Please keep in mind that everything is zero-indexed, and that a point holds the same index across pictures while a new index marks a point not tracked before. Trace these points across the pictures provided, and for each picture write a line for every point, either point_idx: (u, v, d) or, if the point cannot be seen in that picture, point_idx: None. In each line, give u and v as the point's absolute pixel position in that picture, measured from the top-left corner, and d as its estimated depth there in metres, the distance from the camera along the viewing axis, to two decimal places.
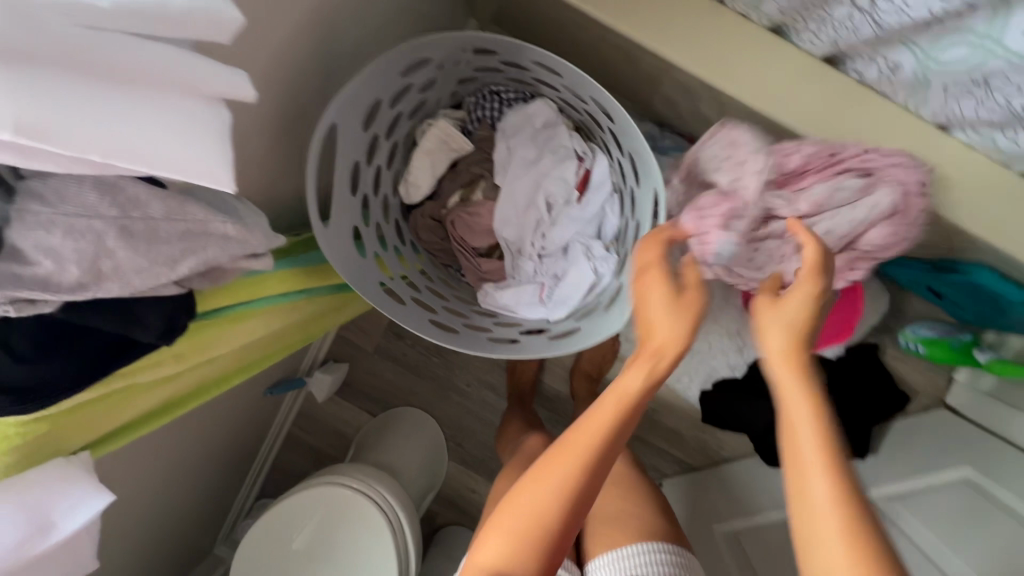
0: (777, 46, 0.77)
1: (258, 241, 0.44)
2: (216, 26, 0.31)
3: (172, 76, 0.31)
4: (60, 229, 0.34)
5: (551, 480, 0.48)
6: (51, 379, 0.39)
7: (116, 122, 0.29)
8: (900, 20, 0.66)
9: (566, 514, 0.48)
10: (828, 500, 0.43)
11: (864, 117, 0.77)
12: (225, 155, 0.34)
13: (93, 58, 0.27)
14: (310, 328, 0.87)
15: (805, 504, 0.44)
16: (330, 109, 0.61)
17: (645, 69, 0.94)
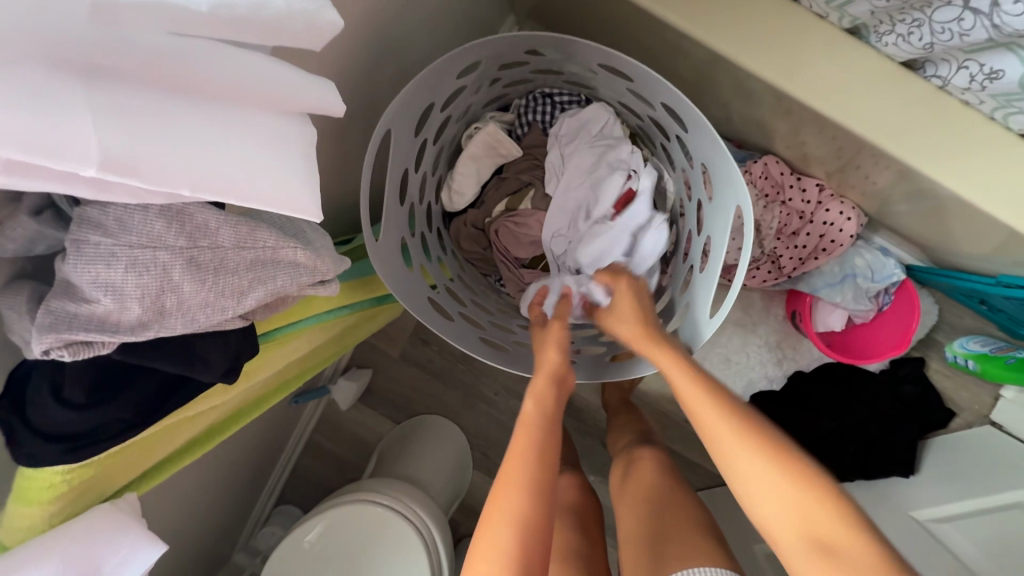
0: (854, 48, 0.72)
1: (328, 267, 0.39)
2: (311, 31, 0.27)
3: (259, 89, 0.27)
4: (123, 263, 0.30)
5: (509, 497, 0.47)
6: (105, 424, 0.35)
7: (203, 147, 0.24)
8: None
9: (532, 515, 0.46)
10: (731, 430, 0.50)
11: (945, 127, 0.72)
12: (311, 180, 0.29)
13: (180, 71, 0.23)
14: (345, 340, 0.83)
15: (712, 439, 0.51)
16: (387, 114, 0.56)
17: (700, 71, 0.89)
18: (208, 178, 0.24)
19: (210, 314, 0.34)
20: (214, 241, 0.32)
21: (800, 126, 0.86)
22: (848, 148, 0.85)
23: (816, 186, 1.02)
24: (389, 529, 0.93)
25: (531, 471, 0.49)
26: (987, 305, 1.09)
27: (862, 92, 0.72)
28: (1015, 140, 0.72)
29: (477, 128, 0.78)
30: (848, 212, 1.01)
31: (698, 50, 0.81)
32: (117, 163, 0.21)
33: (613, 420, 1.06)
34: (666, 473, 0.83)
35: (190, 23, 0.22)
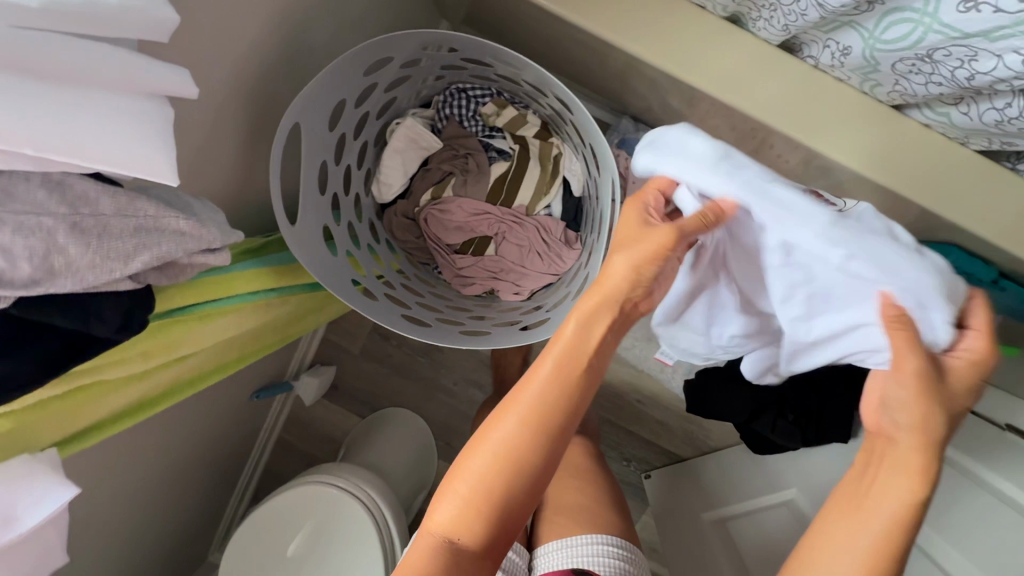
0: (735, 35, 0.78)
1: (214, 236, 0.45)
2: (153, 25, 0.33)
3: (109, 75, 0.33)
4: (10, 227, 0.36)
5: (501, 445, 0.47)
6: (15, 376, 0.40)
7: (54, 120, 0.30)
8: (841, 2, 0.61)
9: (519, 476, 0.47)
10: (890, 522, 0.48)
11: (824, 103, 0.78)
12: (168, 149, 0.36)
13: (25, 57, 0.29)
14: (289, 329, 0.88)
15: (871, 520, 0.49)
16: (292, 108, 0.62)
17: (611, 64, 0.96)
18: (55, 143, 0.30)
19: (99, 274, 0.40)
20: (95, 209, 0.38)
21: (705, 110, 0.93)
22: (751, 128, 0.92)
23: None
24: (342, 509, 0.98)
25: (511, 445, 0.47)
26: None
27: (746, 74, 0.78)
28: (887, 111, 0.78)
29: (399, 124, 0.84)
30: None
31: (603, 44, 0.88)
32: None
33: None
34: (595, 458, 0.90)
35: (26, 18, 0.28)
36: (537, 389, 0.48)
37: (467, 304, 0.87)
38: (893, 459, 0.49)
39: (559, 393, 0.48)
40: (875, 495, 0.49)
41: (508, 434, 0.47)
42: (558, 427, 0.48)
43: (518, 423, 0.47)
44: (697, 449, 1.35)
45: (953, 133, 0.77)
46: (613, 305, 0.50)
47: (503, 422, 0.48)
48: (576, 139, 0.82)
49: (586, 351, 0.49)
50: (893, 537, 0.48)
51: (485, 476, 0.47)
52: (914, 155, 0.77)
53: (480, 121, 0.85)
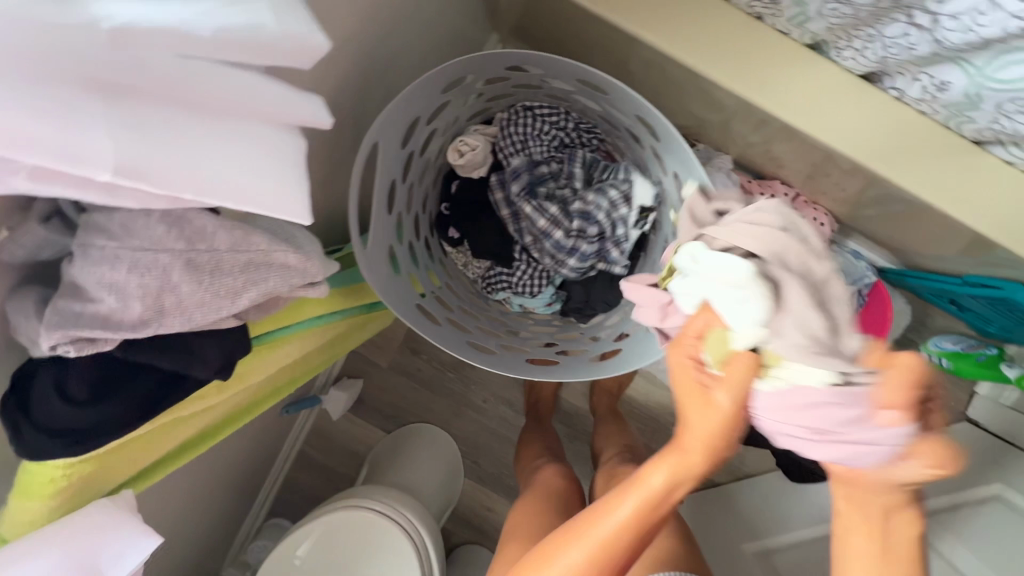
0: (815, 62, 0.76)
1: (318, 269, 0.42)
2: (303, 52, 0.30)
3: (256, 105, 0.30)
4: (127, 264, 0.32)
5: (568, 550, 0.53)
6: (108, 419, 0.37)
7: (212, 164, 0.28)
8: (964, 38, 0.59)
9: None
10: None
11: (906, 135, 0.76)
12: (299, 184, 0.32)
13: (182, 88, 0.26)
14: (336, 348, 0.84)
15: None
16: (374, 127, 0.59)
17: (673, 85, 0.93)
18: (213, 186, 0.28)
19: (206, 312, 0.36)
20: (211, 244, 0.35)
21: (771, 135, 0.91)
22: (816, 157, 0.90)
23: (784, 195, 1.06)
24: (379, 534, 0.94)
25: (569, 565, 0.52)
26: (957, 305, 1.13)
27: (825, 103, 0.76)
28: (968, 146, 0.76)
29: (462, 140, 0.81)
30: (820, 217, 1.05)
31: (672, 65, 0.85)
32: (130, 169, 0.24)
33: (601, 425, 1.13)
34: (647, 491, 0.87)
35: (187, 46, 0.24)
36: (599, 546, 0.52)
37: (539, 333, 0.86)
38: (853, 502, 0.51)
39: (628, 539, 0.52)
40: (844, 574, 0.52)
41: (577, 559, 0.52)
42: (631, 549, 0.52)
43: (576, 557, 0.52)
44: (731, 475, 1.32)
45: None
46: (699, 457, 0.52)
47: (569, 550, 0.52)
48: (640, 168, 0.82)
49: (658, 507, 0.53)
50: (885, 573, 0.50)
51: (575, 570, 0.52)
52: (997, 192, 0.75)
53: (545, 141, 0.82)
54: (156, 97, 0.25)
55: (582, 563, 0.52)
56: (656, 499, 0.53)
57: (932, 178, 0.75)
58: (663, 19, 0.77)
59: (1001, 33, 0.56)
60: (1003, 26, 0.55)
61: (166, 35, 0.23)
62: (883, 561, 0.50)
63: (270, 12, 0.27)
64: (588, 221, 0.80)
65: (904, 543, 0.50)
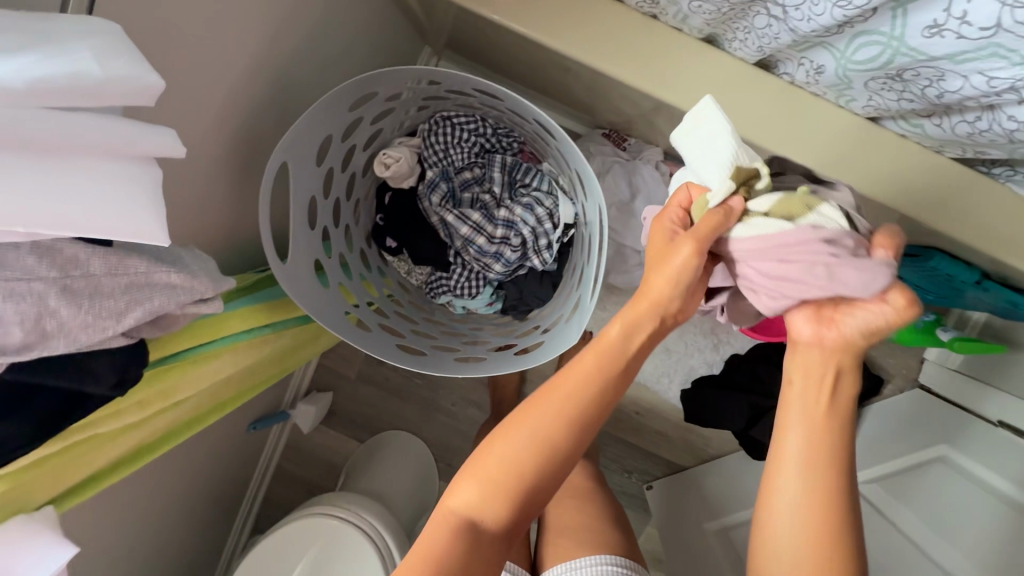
0: (712, 54, 0.80)
1: (205, 286, 0.45)
2: (140, 94, 0.33)
3: (100, 143, 0.33)
4: (2, 293, 0.36)
5: (539, 413, 0.55)
6: (8, 439, 0.40)
7: (52, 198, 0.31)
8: (811, 28, 0.62)
9: (557, 436, 0.54)
10: (803, 454, 0.52)
11: (804, 117, 0.80)
12: (152, 211, 0.35)
13: (12, 135, 0.29)
14: (284, 361, 0.88)
15: (782, 457, 0.53)
16: (278, 148, 0.62)
17: (592, 85, 0.97)
18: (53, 218, 0.31)
19: (91, 333, 0.40)
20: (85, 271, 0.38)
21: None
22: None
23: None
24: (343, 540, 0.97)
25: (522, 433, 0.55)
26: None
27: (726, 92, 0.80)
28: (864, 123, 0.80)
29: (386, 154, 0.84)
30: None
31: (583, 67, 0.89)
32: None
33: None
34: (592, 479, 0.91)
35: (11, 100, 0.28)
36: (551, 414, 0.55)
37: (479, 333, 0.89)
38: (803, 371, 0.54)
39: (587, 394, 0.55)
40: (786, 465, 0.52)
41: (548, 416, 0.55)
42: (588, 421, 0.56)
43: (529, 425, 0.55)
44: (697, 457, 1.35)
45: (928, 142, 0.79)
46: (654, 313, 0.56)
47: (539, 410, 0.55)
48: (557, 176, 0.88)
49: (610, 359, 0.56)
50: (820, 437, 0.52)
51: (521, 453, 0.54)
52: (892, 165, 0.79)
53: (465, 148, 0.85)
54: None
55: (550, 419, 0.55)
56: (613, 352, 0.56)
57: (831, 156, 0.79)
58: (564, 25, 0.80)
59: (838, 19, 0.59)
60: (833, 15, 0.59)
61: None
62: (824, 430, 0.52)
63: (95, 62, 0.31)
64: (511, 228, 0.86)
65: (841, 422, 0.52)
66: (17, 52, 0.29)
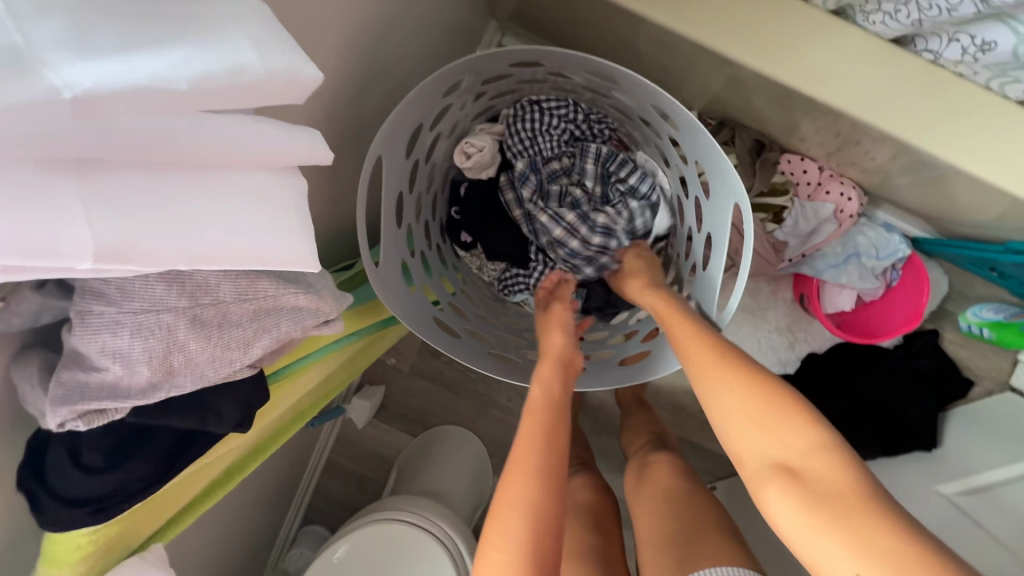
0: (843, 29, 0.71)
1: (331, 307, 0.40)
2: (295, 89, 0.27)
3: (253, 154, 0.27)
4: (129, 329, 0.30)
5: (528, 429, 0.55)
6: (127, 483, 0.35)
7: (207, 227, 0.25)
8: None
9: (546, 447, 0.53)
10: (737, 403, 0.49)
11: (946, 100, 0.71)
12: (305, 233, 0.29)
13: (167, 151, 0.23)
14: (356, 363, 0.83)
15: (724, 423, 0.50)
16: (377, 141, 0.56)
17: (687, 64, 0.88)
18: (207, 251, 0.25)
19: (219, 366, 0.34)
20: (215, 297, 0.33)
21: (794, 109, 0.85)
22: (843, 129, 0.84)
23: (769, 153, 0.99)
24: (414, 545, 0.93)
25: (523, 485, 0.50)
26: (997, 271, 1.08)
27: (856, 72, 0.71)
28: (1013, 107, 0.71)
29: (468, 142, 0.78)
30: (849, 192, 0.99)
31: (684, 44, 0.80)
32: (113, 252, 0.22)
33: (629, 412, 1.03)
34: (684, 476, 0.77)
35: (173, 105, 0.22)
36: (531, 433, 0.54)
37: None
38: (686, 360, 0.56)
39: (555, 439, 0.55)
40: (761, 483, 0.46)
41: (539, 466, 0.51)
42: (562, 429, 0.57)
43: (523, 456, 0.52)
44: None
45: None
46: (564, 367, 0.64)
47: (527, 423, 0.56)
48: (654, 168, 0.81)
49: (557, 402, 0.59)
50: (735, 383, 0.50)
51: (531, 487, 0.49)
52: None
53: (554, 136, 0.78)
54: (139, 166, 0.23)
55: (534, 432, 0.55)
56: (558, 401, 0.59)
57: (976, 145, 0.70)
58: None
59: None
60: None
61: (136, 98, 0.20)
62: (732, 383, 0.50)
63: (252, 51, 0.24)
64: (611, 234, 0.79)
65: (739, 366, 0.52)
66: (170, 43, 0.22)
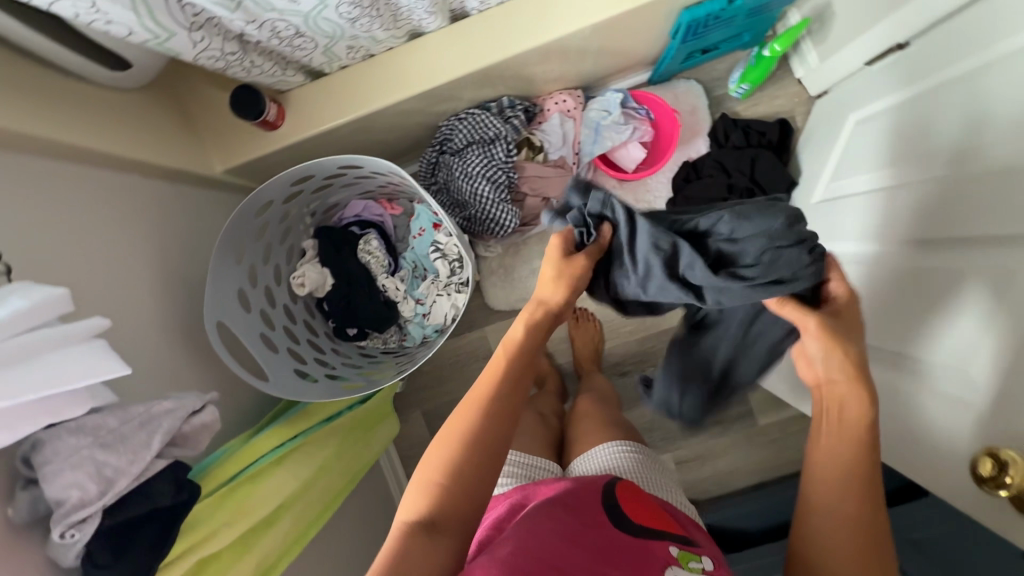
0: (425, 46, 1.04)
1: (191, 399, 0.63)
2: (55, 301, 0.54)
3: (54, 339, 0.54)
4: (68, 467, 0.53)
5: (460, 423, 0.64)
6: (139, 565, 0.56)
7: (48, 372, 0.51)
8: None
9: (478, 427, 0.63)
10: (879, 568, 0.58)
11: (509, 23, 1.03)
12: (116, 359, 0.57)
13: (6, 353, 0.49)
14: (348, 465, 1.04)
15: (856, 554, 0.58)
16: (208, 314, 0.84)
17: (395, 131, 1.19)
18: (52, 380, 0.51)
19: (137, 463, 0.57)
20: (106, 426, 0.56)
21: (467, 94, 1.14)
22: (502, 77, 1.12)
23: (490, 116, 1.17)
24: None
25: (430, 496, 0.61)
26: (708, 49, 1.28)
27: (453, 55, 1.03)
28: None
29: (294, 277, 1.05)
30: (558, 97, 1.25)
31: (373, 125, 1.12)
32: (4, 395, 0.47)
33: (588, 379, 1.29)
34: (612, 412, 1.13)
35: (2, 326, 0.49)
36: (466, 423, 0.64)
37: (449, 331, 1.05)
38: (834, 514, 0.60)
39: (495, 403, 0.65)
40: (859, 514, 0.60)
41: (459, 438, 0.63)
42: (492, 421, 0.64)
43: (453, 441, 0.63)
44: None
45: None
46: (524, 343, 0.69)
47: (447, 438, 0.64)
48: (412, 193, 1.10)
49: (511, 371, 0.67)
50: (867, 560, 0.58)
51: (450, 457, 0.62)
52: (582, 5, 1.02)
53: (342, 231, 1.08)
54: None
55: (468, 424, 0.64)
56: (506, 388, 0.66)
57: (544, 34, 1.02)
58: (331, 109, 1.03)
59: None
60: None
61: None
62: (848, 484, 0.61)
63: (21, 299, 0.52)
64: None
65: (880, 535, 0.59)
66: None
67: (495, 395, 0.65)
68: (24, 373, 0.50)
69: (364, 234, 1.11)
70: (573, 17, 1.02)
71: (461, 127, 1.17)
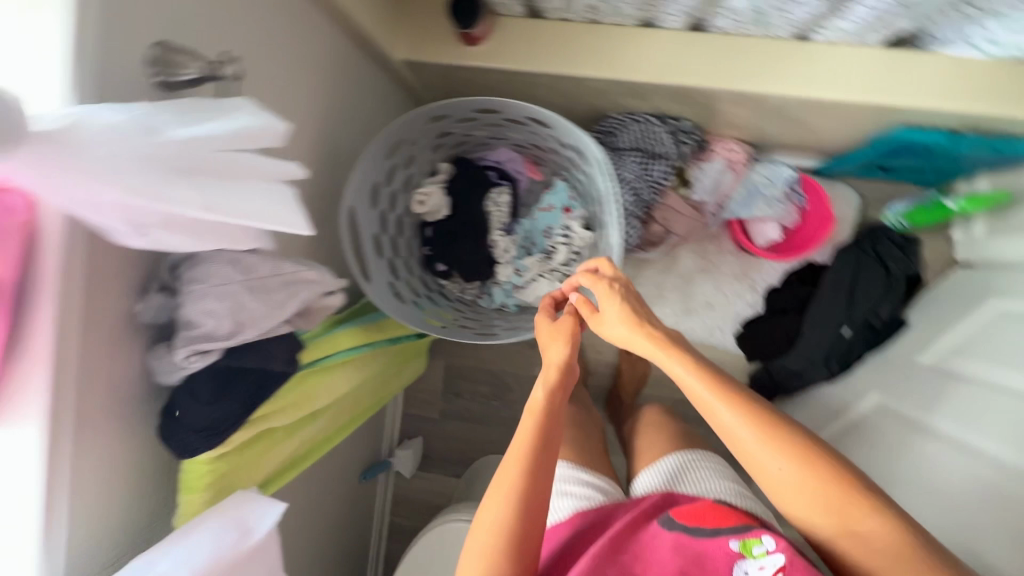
0: (653, 36, 0.99)
1: (331, 279, 0.61)
2: (275, 133, 0.50)
3: (262, 170, 0.49)
4: (213, 296, 0.51)
5: (508, 480, 0.67)
6: (227, 415, 0.54)
7: (250, 201, 0.47)
8: None
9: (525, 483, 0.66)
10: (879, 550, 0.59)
11: (742, 55, 0.98)
12: (303, 218, 0.52)
13: (225, 165, 0.46)
14: (381, 389, 1.02)
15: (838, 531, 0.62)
16: (347, 194, 0.82)
17: (569, 100, 1.14)
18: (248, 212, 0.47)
19: (270, 319, 0.55)
20: (259, 272, 0.54)
21: (656, 100, 1.09)
22: (700, 101, 1.07)
23: (664, 130, 1.13)
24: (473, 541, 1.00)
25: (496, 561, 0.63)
26: (886, 169, 1.23)
27: (674, 58, 0.99)
28: (795, 44, 0.97)
29: (419, 192, 1.02)
30: (730, 145, 1.20)
31: (556, 86, 1.07)
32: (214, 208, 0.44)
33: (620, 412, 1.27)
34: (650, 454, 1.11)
35: (232, 141, 0.46)
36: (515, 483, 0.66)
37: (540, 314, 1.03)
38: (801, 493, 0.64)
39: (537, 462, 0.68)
40: (829, 493, 0.62)
41: (504, 511, 0.65)
42: (540, 485, 0.67)
43: (504, 502, 0.65)
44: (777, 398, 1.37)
45: (857, 39, 0.95)
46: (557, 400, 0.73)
47: (495, 500, 0.66)
48: (564, 168, 1.07)
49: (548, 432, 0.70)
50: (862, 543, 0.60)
51: (500, 522, 0.64)
52: (819, 72, 0.97)
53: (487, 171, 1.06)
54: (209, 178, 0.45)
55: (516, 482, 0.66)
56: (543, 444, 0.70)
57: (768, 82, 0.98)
58: (534, 52, 0.99)
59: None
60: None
61: (212, 141, 0.44)
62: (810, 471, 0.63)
63: (253, 116, 0.48)
64: None
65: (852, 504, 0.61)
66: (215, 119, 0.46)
67: (536, 452, 0.68)
68: (232, 194, 0.47)
69: (498, 183, 1.08)
70: (805, 80, 0.97)
71: (632, 127, 1.13)
